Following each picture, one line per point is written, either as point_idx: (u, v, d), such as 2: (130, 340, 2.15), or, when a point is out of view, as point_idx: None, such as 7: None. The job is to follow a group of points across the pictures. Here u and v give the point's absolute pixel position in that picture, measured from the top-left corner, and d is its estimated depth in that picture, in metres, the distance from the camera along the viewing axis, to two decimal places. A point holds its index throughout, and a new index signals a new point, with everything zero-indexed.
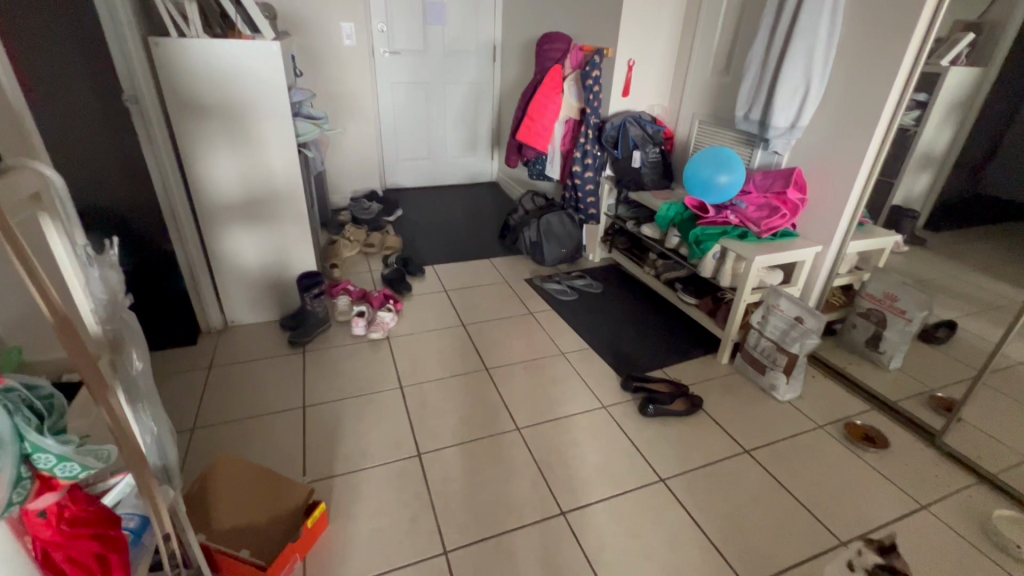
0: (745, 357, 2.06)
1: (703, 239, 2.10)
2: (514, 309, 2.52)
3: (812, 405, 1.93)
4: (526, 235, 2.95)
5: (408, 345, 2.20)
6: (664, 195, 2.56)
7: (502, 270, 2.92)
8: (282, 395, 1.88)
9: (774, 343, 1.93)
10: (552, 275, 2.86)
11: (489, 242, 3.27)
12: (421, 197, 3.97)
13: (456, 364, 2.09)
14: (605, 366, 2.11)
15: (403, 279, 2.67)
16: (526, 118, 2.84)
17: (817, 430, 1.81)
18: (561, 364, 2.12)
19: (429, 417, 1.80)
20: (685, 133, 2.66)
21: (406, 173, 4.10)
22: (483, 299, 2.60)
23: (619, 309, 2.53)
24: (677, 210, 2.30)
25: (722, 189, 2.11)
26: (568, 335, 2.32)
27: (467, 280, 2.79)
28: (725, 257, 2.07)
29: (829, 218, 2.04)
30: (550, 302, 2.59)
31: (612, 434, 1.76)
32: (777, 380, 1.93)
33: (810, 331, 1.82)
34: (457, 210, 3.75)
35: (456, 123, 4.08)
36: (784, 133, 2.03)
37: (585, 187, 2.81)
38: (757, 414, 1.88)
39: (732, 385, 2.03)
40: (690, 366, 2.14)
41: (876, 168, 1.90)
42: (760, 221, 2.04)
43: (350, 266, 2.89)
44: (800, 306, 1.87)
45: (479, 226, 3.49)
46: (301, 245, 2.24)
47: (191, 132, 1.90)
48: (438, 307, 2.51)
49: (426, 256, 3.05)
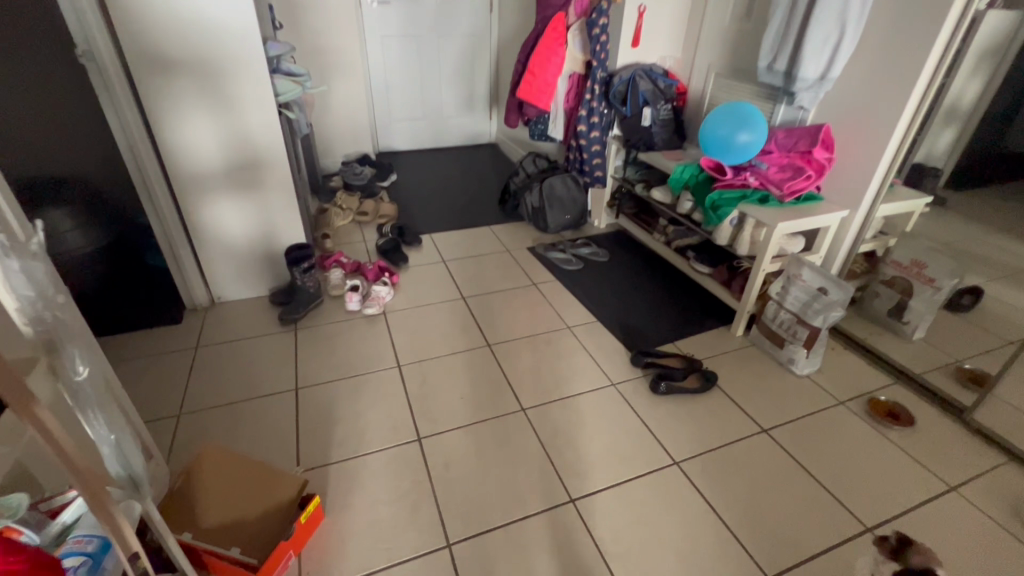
0: (761, 329, 1.95)
1: (720, 204, 1.95)
2: (516, 281, 2.39)
3: (833, 380, 1.84)
4: (528, 200, 2.80)
5: (406, 320, 2.09)
6: (676, 156, 2.40)
7: (503, 238, 2.77)
8: (273, 376, 1.78)
9: (795, 316, 1.81)
10: (556, 242, 2.72)
11: (488, 209, 3.10)
12: (417, 161, 3.78)
13: (457, 340, 1.99)
14: (614, 340, 2.01)
15: (399, 249, 2.54)
16: (527, 74, 2.64)
17: (837, 406, 1.72)
18: (567, 338, 2.01)
19: (429, 398, 1.71)
20: (699, 87, 2.46)
21: (400, 135, 3.90)
22: (483, 270, 2.47)
23: (627, 278, 2.41)
24: (687, 171, 2.14)
25: (740, 149, 1.95)
26: (574, 308, 2.20)
27: (466, 249, 2.65)
28: (743, 224, 1.92)
29: (857, 180, 1.87)
30: (554, 272, 2.46)
31: (622, 412, 1.67)
32: (796, 354, 1.83)
33: (833, 304, 1.70)
34: (454, 174, 3.57)
35: (451, 81, 3.84)
36: (812, 85, 1.84)
37: (591, 149, 2.64)
38: (774, 390, 1.79)
39: (748, 360, 1.93)
40: (703, 339, 2.04)
41: (917, 122, 1.72)
42: (783, 183, 1.87)
43: (343, 236, 2.75)
44: (825, 276, 1.73)
45: (477, 191, 3.32)
46: (287, 215, 2.08)
47: (157, 91, 1.71)
48: (436, 279, 2.39)
49: (422, 224, 2.90)
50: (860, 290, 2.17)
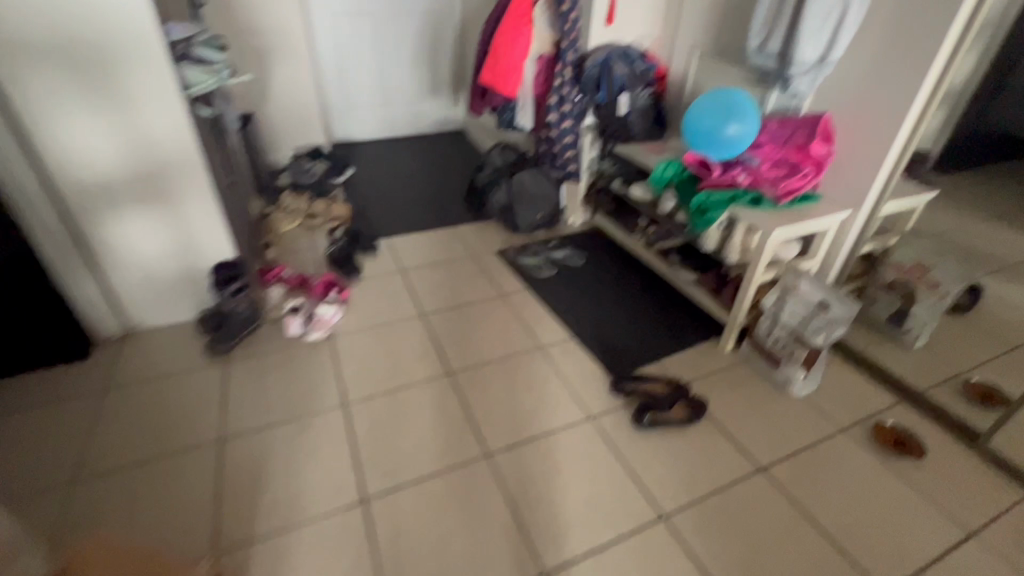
0: (753, 345, 1.76)
1: (708, 207, 1.69)
2: (483, 292, 2.15)
3: (834, 402, 1.65)
4: (496, 198, 2.54)
5: (356, 345, 1.84)
6: (656, 147, 2.17)
7: (469, 241, 2.51)
8: (194, 426, 1.52)
9: (792, 333, 1.62)
10: (527, 244, 2.49)
11: (454, 206, 2.83)
12: (376, 153, 3.47)
13: (414, 369, 1.74)
14: (591, 362, 1.79)
15: (351, 258, 2.27)
16: (489, 56, 2.34)
17: (840, 434, 1.55)
18: (539, 361, 1.79)
19: (378, 445, 1.47)
20: (681, 71, 2.22)
21: (357, 123, 3.57)
22: (446, 280, 2.21)
23: (605, 285, 2.18)
24: (669, 167, 1.90)
25: (729, 143, 1.73)
26: (547, 323, 1.97)
27: (428, 255, 2.39)
28: (733, 227, 1.71)
29: (859, 178, 1.66)
30: (525, 280, 2.23)
31: (601, 454, 1.46)
32: (792, 375, 1.64)
33: (836, 321, 1.51)
34: (417, 167, 3.27)
35: (411, 64, 3.51)
36: (810, 69, 1.61)
37: (563, 140, 2.38)
38: (771, 418, 1.59)
39: (739, 381, 1.73)
40: (689, 356, 1.84)
41: (930, 109, 1.50)
42: (776, 182, 1.66)
43: (289, 242, 2.46)
44: (826, 290, 1.54)
45: (442, 187, 3.04)
46: (210, 228, 1.78)
47: (24, 86, 1.39)
48: (393, 292, 2.13)
49: (380, 226, 2.61)
50: (858, 294, 1.99)
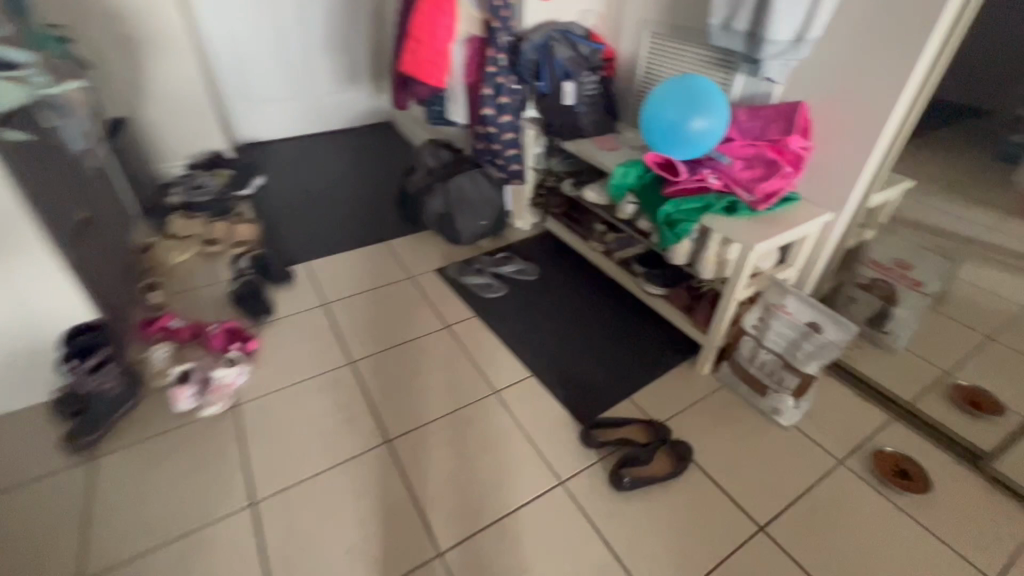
0: (735, 370, 1.55)
1: (678, 218, 1.44)
2: (423, 324, 1.83)
3: (825, 427, 1.48)
4: (431, 206, 2.20)
5: (269, 413, 1.49)
6: (610, 143, 1.89)
7: (404, 259, 2.17)
8: (47, 562, 1.14)
9: (779, 359, 1.42)
10: (470, 258, 2.17)
11: (384, 217, 2.46)
12: (290, 154, 3.01)
13: (344, 439, 1.42)
14: (556, 406, 1.53)
15: (261, 294, 1.87)
16: (411, 39, 1.99)
17: (838, 469, 1.38)
18: (495, 411, 1.51)
19: (300, 559, 1.15)
20: (631, 51, 1.94)
21: (266, 120, 3.09)
22: (379, 313, 1.87)
23: (563, 303, 1.92)
24: (627, 170, 1.61)
25: (695, 141, 1.47)
26: (500, 361, 1.69)
27: (356, 281, 2.03)
28: (706, 239, 1.48)
29: (840, 175, 1.46)
30: (473, 304, 1.93)
31: (578, 533, 1.22)
32: (782, 405, 1.45)
33: (830, 346, 1.31)
34: (338, 170, 2.85)
35: (321, 48, 3.03)
36: (785, 50, 1.37)
37: (502, 138, 2.05)
38: (763, 458, 1.40)
39: (723, 412, 1.53)
40: (665, 386, 1.61)
41: (921, 101, 1.31)
42: (752, 184, 1.43)
43: (183, 277, 2.02)
44: (817, 309, 1.34)
45: (369, 193, 2.65)
46: (48, 284, 1.36)
47: None
48: (314, 335, 1.77)
49: (297, 248, 2.22)
50: (832, 294, 1.80)
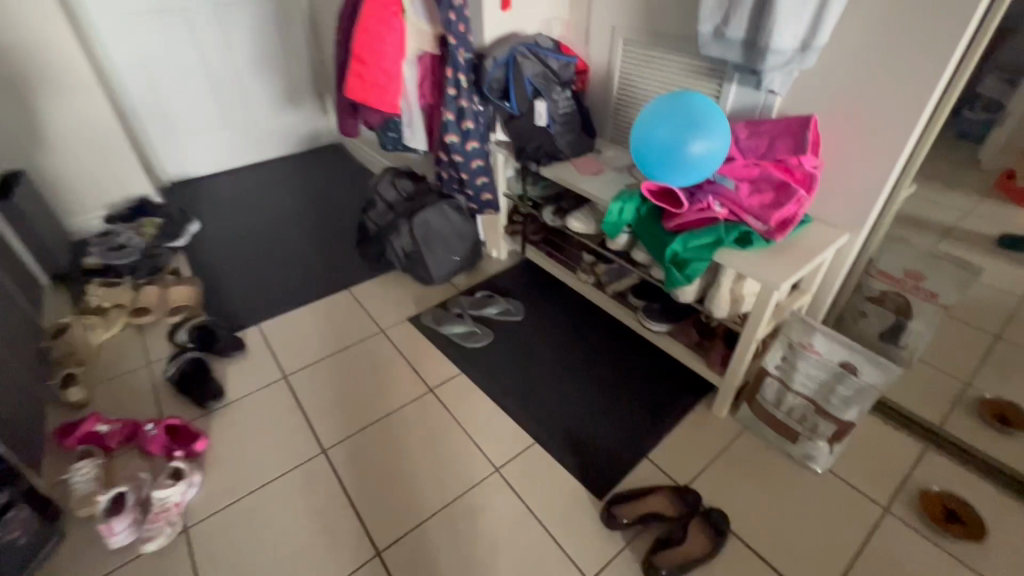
0: (758, 414, 1.40)
1: (688, 257, 1.28)
2: (403, 391, 1.60)
3: (862, 469, 1.35)
4: (396, 244, 1.93)
5: (231, 535, 1.24)
6: (591, 165, 1.71)
7: (372, 309, 1.93)
8: None
9: (810, 403, 1.28)
10: (446, 300, 1.95)
11: (344, 258, 2.19)
12: (229, 191, 2.69)
13: (326, 560, 1.19)
14: (567, 480, 1.35)
15: (207, 375, 1.60)
16: (354, 61, 1.74)
17: (883, 518, 1.26)
18: (499, 496, 1.31)
19: None
20: (604, 61, 1.76)
21: (197, 155, 2.75)
22: (350, 382, 1.63)
23: (556, 347, 1.73)
24: (622, 204, 1.42)
25: (695, 166, 1.28)
26: (497, 429, 1.48)
27: (320, 344, 1.78)
28: (718, 275, 1.33)
29: (855, 192, 1.32)
30: (456, 359, 1.71)
31: None
32: (815, 450, 1.32)
33: (868, 390, 1.17)
34: (286, 207, 2.55)
35: (250, 69, 2.72)
36: (788, 60, 1.21)
37: (470, 166, 1.83)
38: (802, 516, 1.27)
39: (750, 463, 1.38)
40: (683, 438, 1.45)
41: (948, 100, 1.16)
42: (763, 212, 1.27)
43: (110, 360, 1.72)
44: (849, 347, 1.19)
45: (324, 231, 2.37)
46: None
47: None
48: (276, 419, 1.51)
49: (245, 307, 1.94)
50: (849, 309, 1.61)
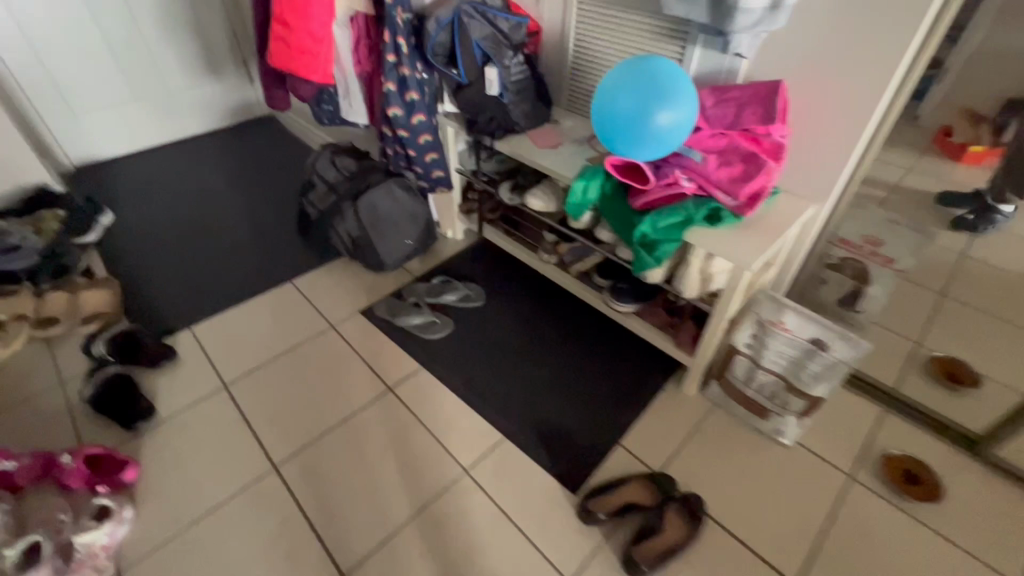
0: (728, 392, 1.39)
1: (657, 238, 1.21)
2: (359, 392, 1.48)
3: (828, 438, 1.37)
4: (341, 230, 1.79)
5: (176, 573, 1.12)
6: (549, 137, 1.59)
7: (318, 303, 1.77)
8: None
9: (781, 380, 1.26)
10: (400, 288, 1.82)
11: (284, 246, 2.00)
12: (144, 174, 2.39)
13: None
14: (540, 476, 1.29)
15: (132, 391, 1.42)
16: (275, 23, 1.52)
17: (850, 486, 1.28)
18: (470, 501, 1.25)
19: None
20: (557, 20, 1.60)
21: (101, 134, 2.40)
22: (299, 387, 1.50)
23: (520, 333, 1.65)
24: (585, 183, 1.32)
25: (663, 138, 1.19)
26: (463, 427, 1.40)
27: (262, 345, 1.62)
28: (687, 253, 1.27)
29: (823, 161, 1.27)
30: (414, 352, 1.60)
31: None
32: (784, 424, 1.31)
33: (839, 365, 1.16)
34: (213, 191, 2.30)
35: (156, 31, 2.35)
36: (758, 20, 1.11)
37: (418, 142, 1.67)
38: (773, 492, 1.28)
39: (721, 441, 1.37)
40: (655, 420, 1.42)
41: (919, 64, 1.11)
42: (733, 185, 1.20)
43: (15, 381, 1.50)
44: (820, 323, 1.17)
45: (259, 216, 2.15)
46: None
47: None
48: (218, 436, 1.37)
49: (173, 309, 1.73)
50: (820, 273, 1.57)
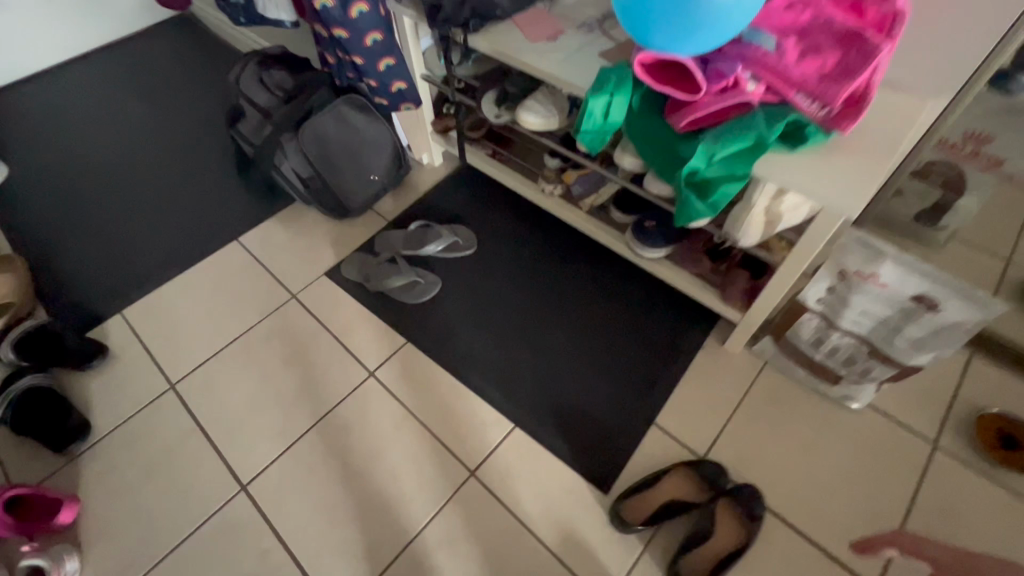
0: (788, 353, 1.12)
1: (713, 178, 0.87)
2: (335, 383, 1.22)
3: (906, 397, 1.14)
4: (285, 172, 1.40)
5: None
6: (547, 25, 1.14)
7: (275, 267, 1.44)
8: None
9: (862, 342, 1.00)
10: (371, 239, 1.48)
11: (224, 193, 1.62)
12: (37, 109, 1.90)
13: None
14: (564, 474, 1.08)
15: (57, 406, 1.15)
16: None
17: (934, 456, 1.07)
18: (483, 511, 1.05)
19: None
20: None
21: None
22: (263, 381, 1.23)
23: (524, 287, 1.35)
24: (607, 99, 0.92)
25: (717, 18, 0.76)
26: (464, 417, 1.16)
27: (213, 329, 1.33)
28: (749, 189, 0.92)
29: (959, 35, 0.86)
30: (397, 324, 1.31)
31: None
32: (858, 389, 1.08)
33: (950, 330, 0.87)
34: (127, 123, 1.84)
35: None
36: None
37: (362, 44, 1.20)
38: (843, 470, 1.07)
39: (777, 411, 1.14)
40: (696, 389, 1.17)
41: None
42: (823, 83, 0.80)
43: None
44: (931, 276, 0.83)
45: (188, 155, 1.73)
46: None
47: None
48: (173, 452, 1.14)
49: (97, 290, 1.41)
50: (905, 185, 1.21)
